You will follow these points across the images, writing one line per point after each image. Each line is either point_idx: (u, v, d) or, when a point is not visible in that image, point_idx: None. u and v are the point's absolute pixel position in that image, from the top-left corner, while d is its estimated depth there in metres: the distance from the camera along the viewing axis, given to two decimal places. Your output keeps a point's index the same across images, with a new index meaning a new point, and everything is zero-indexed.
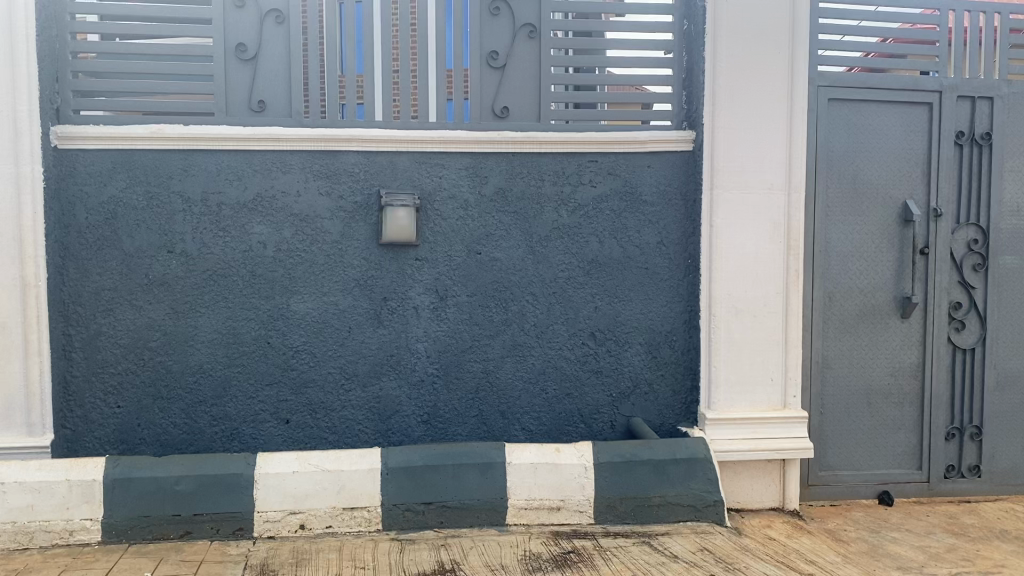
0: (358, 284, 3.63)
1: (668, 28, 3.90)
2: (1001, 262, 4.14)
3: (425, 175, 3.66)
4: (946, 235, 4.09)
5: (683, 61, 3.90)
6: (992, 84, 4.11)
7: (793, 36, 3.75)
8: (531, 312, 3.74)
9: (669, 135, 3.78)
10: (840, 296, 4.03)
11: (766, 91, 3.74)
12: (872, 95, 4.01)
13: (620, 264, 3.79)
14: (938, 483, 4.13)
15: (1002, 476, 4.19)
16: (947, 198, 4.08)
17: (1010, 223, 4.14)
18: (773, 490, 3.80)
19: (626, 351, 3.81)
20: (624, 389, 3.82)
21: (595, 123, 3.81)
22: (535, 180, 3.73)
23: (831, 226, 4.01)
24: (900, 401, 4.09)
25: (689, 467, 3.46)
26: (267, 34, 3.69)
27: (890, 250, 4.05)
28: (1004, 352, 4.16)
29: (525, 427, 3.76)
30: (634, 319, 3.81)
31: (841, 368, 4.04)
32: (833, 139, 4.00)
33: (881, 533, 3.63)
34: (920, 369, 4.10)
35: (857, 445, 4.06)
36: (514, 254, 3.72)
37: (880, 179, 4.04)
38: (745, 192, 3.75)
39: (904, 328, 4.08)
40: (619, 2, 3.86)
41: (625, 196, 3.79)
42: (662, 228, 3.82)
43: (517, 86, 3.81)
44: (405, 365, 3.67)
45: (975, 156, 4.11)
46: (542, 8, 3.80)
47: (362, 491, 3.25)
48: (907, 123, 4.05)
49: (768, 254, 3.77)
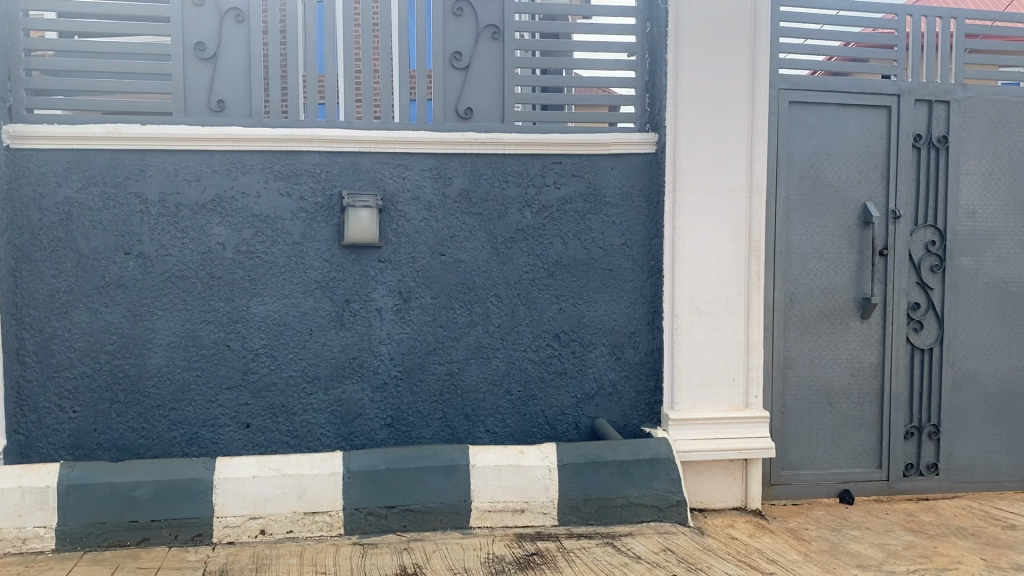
0: (320, 286, 3.59)
1: (631, 30, 3.91)
2: (958, 263, 4.21)
3: (388, 176, 3.63)
4: (904, 237, 4.15)
5: (647, 63, 3.91)
6: (948, 88, 4.17)
7: (755, 40, 3.78)
8: (495, 314, 3.73)
9: (633, 137, 3.79)
10: (801, 297, 4.07)
11: (728, 94, 3.77)
12: (832, 98, 4.05)
13: (584, 265, 3.80)
14: (898, 481, 4.19)
15: (959, 474, 4.25)
16: (905, 200, 4.14)
17: (966, 225, 4.22)
18: (736, 490, 3.82)
19: (590, 353, 3.81)
20: (589, 390, 3.82)
21: (560, 125, 3.82)
22: (499, 182, 3.72)
23: (792, 228, 4.05)
24: (860, 400, 4.14)
25: (653, 467, 3.47)
26: (227, 33, 3.64)
27: (850, 252, 4.10)
28: (961, 351, 4.23)
29: (489, 429, 3.75)
30: (598, 320, 3.81)
31: (803, 368, 4.08)
32: (794, 141, 4.04)
33: (842, 531, 3.67)
34: (879, 368, 4.16)
35: (818, 444, 4.11)
36: (478, 256, 3.71)
37: (840, 181, 4.09)
38: (708, 194, 3.77)
39: (864, 329, 4.14)
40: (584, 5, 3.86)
41: (588, 197, 3.79)
42: (626, 229, 3.83)
43: (481, 87, 3.80)
44: (368, 368, 3.65)
45: (933, 158, 4.18)
46: (506, 9, 3.79)
47: (323, 495, 3.22)
48: (866, 127, 4.11)
49: (730, 255, 3.80)
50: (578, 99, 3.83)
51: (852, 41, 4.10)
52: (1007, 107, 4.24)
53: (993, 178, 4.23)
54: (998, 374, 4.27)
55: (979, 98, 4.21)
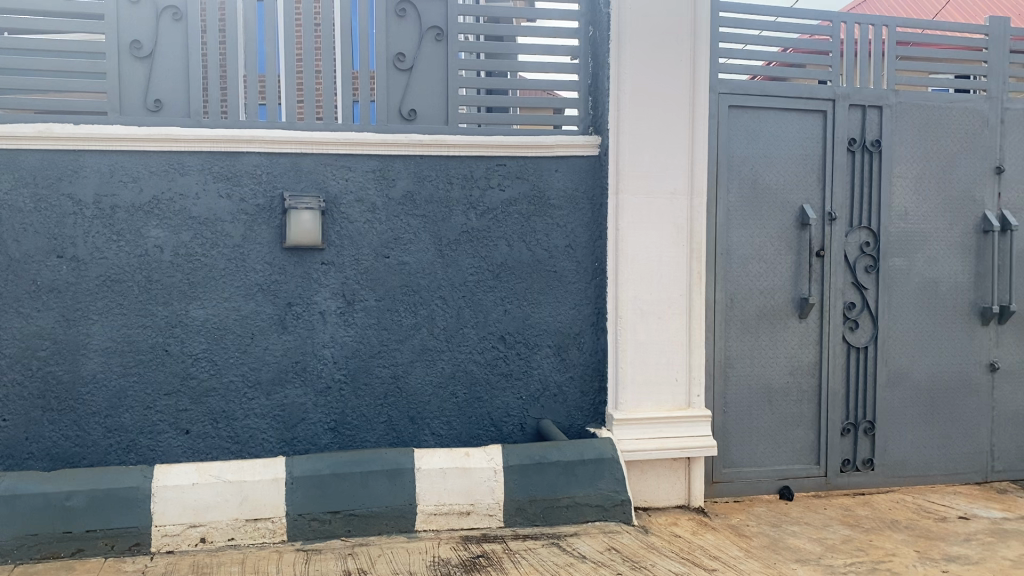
0: (262, 289, 3.54)
1: (574, 34, 3.94)
2: (891, 263, 4.34)
3: (330, 178, 3.59)
4: (839, 239, 4.26)
5: (590, 66, 3.94)
6: (880, 94, 4.29)
7: (695, 45, 3.84)
8: (440, 316, 3.72)
9: (577, 140, 3.81)
10: (741, 297, 4.14)
11: (669, 98, 3.82)
12: (770, 103, 4.14)
13: (529, 267, 3.81)
14: (836, 477, 4.29)
15: (894, 468, 4.38)
16: (841, 203, 4.25)
17: (899, 227, 4.34)
18: (679, 488, 3.88)
19: (536, 354, 3.83)
20: (534, 391, 3.83)
21: (506, 127, 3.83)
22: (443, 184, 3.71)
23: (733, 230, 4.12)
24: (798, 398, 4.24)
25: (597, 467, 3.50)
26: (164, 31, 3.57)
27: (788, 253, 4.19)
28: (895, 350, 4.35)
29: (434, 432, 3.74)
30: (543, 322, 3.83)
31: (743, 367, 4.16)
32: (734, 145, 4.11)
33: (782, 527, 3.75)
34: (817, 367, 4.26)
35: (758, 442, 4.19)
36: (423, 258, 3.69)
37: (778, 184, 4.17)
38: (650, 196, 3.82)
39: (802, 328, 4.23)
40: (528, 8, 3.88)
41: (533, 199, 3.81)
42: (571, 231, 3.84)
43: (424, 88, 3.79)
44: (311, 371, 3.60)
45: (866, 162, 4.29)
46: (450, 11, 3.79)
47: (265, 502, 3.17)
48: (803, 131, 4.20)
49: (672, 256, 3.85)
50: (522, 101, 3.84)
51: (789, 47, 4.19)
52: (936, 113, 4.38)
53: (924, 181, 4.37)
54: (929, 371, 4.40)
55: (910, 103, 4.34)
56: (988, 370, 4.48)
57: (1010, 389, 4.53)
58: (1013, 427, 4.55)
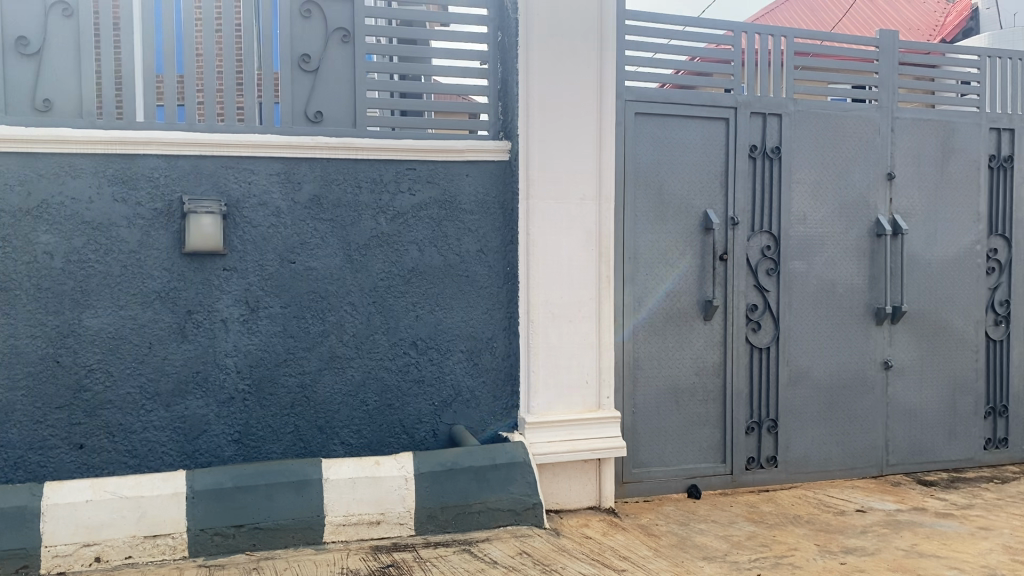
0: (161, 297, 3.41)
1: (482, 39, 3.94)
2: (791, 266, 4.48)
3: (233, 181, 3.49)
4: (742, 243, 4.37)
5: (499, 71, 3.95)
6: (780, 102, 4.43)
7: (602, 52, 3.89)
8: (349, 323, 3.66)
9: (486, 144, 3.81)
10: (649, 300, 4.21)
11: (576, 104, 3.86)
12: (675, 110, 4.22)
13: (439, 272, 3.78)
14: (741, 474, 4.41)
15: (796, 465, 4.52)
16: (743, 208, 4.37)
17: (798, 231, 4.49)
18: (590, 490, 3.91)
19: (447, 360, 3.80)
20: (446, 397, 3.80)
21: (420, 131, 3.82)
22: (351, 188, 3.65)
23: (640, 234, 4.19)
24: (704, 398, 4.33)
25: (509, 472, 3.49)
26: (53, 26, 3.41)
27: (694, 257, 4.29)
28: (796, 350, 4.50)
29: (343, 440, 3.67)
30: (454, 327, 3.81)
31: (651, 369, 4.23)
32: (641, 151, 4.18)
33: (690, 525, 3.83)
34: (722, 367, 4.36)
35: (667, 442, 4.26)
36: (330, 263, 3.63)
37: (683, 189, 4.26)
38: (559, 201, 3.84)
39: (707, 330, 4.33)
40: (440, 12, 3.86)
41: (443, 204, 3.78)
42: (481, 235, 3.83)
43: (330, 90, 3.72)
44: (214, 381, 3.50)
45: (767, 168, 4.42)
46: (356, 13, 3.73)
47: (165, 517, 3.06)
48: (707, 138, 4.30)
49: (582, 260, 3.88)
50: (431, 105, 3.81)
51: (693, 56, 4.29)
52: (832, 121, 4.54)
53: (821, 187, 4.53)
54: (828, 370, 4.57)
55: (808, 112, 4.50)
56: (882, 368, 4.68)
57: (902, 386, 4.73)
58: (906, 422, 4.76)
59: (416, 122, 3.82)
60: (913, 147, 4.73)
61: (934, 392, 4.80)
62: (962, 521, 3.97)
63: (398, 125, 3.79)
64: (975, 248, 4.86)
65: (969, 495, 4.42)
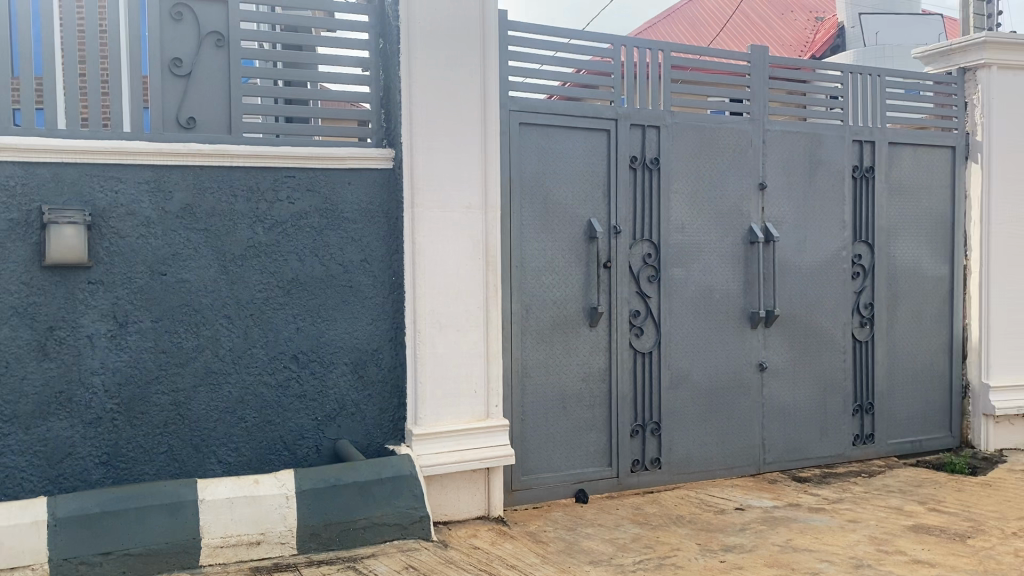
0: (18, 313, 3.21)
1: (364, 46, 3.88)
2: (672, 273, 4.61)
3: (98, 190, 3.32)
4: (625, 251, 4.46)
5: (381, 79, 3.89)
6: (658, 114, 4.56)
7: (484, 62, 3.90)
8: (226, 337, 3.53)
9: (369, 152, 3.76)
10: (535, 308, 4.24)
11: (460, 113, 3.85)
12: (558, 120, 4.27)
13: (321, 283, 3.70)
14: (627, 477, 4.49)
15: (679, 466, 4.64)
16: (625, 216, 4.47)
17: (677, 239, 4.62)
18: (479, 500, 3.90)
19: (330, 373, 3.72)
20: (330, 411, 3.72)
21: (308, 138, 3.72)
22: (227, 197, 3.53)
23: (526, 243, 4.21)
24: (591, 404, 4.40)
25: (395, 485, 3.44)
26: None
27: (578, 265, 4.35)
28: (677, 354, 4.62)
29: (222, 459, 3.54)
30: (337, 339, 3.73)
31: (539, 377, 4.25)
32: (525, 160, 4.21)
33: (577, 530, 3.87)
34: (607, 373, 4.43)
35: (554, 448, 4.29)
36: (205, 275, 3.49)
37: (567, 198, 4.32)
38: (444, 210, 3.82)
39: (593, 337, 4.40)
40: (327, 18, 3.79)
41: (325, 213, 3.70)
42: (365, 245, 3.77)
43: (203, 95, 3.59)
44: (79, 402, 3.31)
45: (647, 178, 4.53)
46: (231, 17, 3.62)
47: (23, 547, 2.87)
48: (589, 148, 4.38)
49: (467, 269, 3.88)
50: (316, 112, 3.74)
51: (576, 68, 4.36)
52: (708, 133, 4.70)
53: (699, 196, 4.68)
54: (708, 373, 4.71)
55: (685, 124, 4.64)
56: (758, 370, 4.86)
57: (777, 387, 4.93)
58: (781, 421, 4.96)
59: (303, 128, 3.71)
60: (783, 158, 4.95)
61: (806, 392, 5.03)
62: (832, 514, 4.16)
63: (282, 131, 3.68)
64: (841, 254, 5.12)
65: (839, 489, 4.64)
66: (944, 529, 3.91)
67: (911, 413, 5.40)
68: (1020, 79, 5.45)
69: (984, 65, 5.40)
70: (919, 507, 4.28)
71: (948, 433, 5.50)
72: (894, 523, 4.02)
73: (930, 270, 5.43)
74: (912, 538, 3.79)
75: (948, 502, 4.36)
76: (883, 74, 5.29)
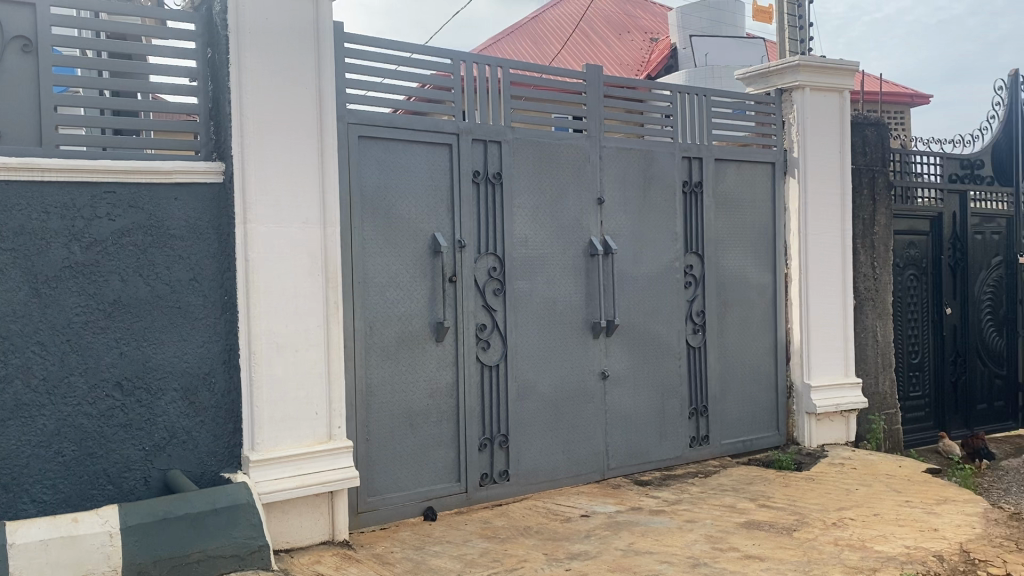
0: None
1: (190, 55, 3.70)
2: (516, 285, 4.66)
3: None
4: (469, 264, 4.47)
5: (209, 90, 3.73)
6: (498, 129, 4.60)
7: (319, 75, 3.82)
8: (39, 365, 3.26)
9: (197, 165, 3.58)
10: (379, 325, 4.17)
11: (294, 126, 3.74)
12: (399, 134, 4.23)
13: (147, 304, 3.49)
14: (476, 491, 4.48)
15: (527, 476, 4.68)
16: (468, 230, 4.47)
17: (521, 252, 4.68)
18: (322, 524, 3.78)
19: (159, 400, 3.51)
20: (159, 440, 3.50)
21: (140, 152, 3.54)
22: (37, 214, 3.27)
23: (369, 258, 4.14)
24: (438, 419, 4.36)
25: (230, 515, 3.27)
26: None
27: (423, 280, 4.32)
28: (522, 365, 4.67)
29: (35, 498, 3.26)
30: (166, 363, 3.52)
31: (384, 394, 4.18)
32: (366, 173, 4.13)
33: (424, 548, 3.82)
34: (453, 388, 4.42)
35: (401, 466, 4.23)
36: (12, 299, 3.22)
37: (409, 213, 4.28)
38: (280, 226, 3.70)
39: (439, 351, 4.37)
40: (157, 26, 3.59)
41: (149, 230, 3.50)
42: (194, 263, 3.59)
43: (8, 105, 3.32)
44: None
45: (488, 192, 4.56)
46: (41, 21, 3.36)
47: None
48: (430, 162, 4.36)
49: (306, 287, 3.77)
50: (148, 124, 3.52)
51: (419, 83, 4.35)
52: (547, 149, 4.79)
53: (540, 210, 4.76)
54: (552, 383, 4.79)
55: (525, 139, 4.71)
56: (601, 379, 4.99)
57: (619, 394, 5.08)
58: (624, 427, 5.11)
59: (134, 141, 3.52)
60: (620, 173, 5.11)
61: (646, 398, 5.21)
62: (672, 516, 4.31)
63: (111, 143, 3.46)
64: (675, 265, 5.35)
65: (678, 491, 4.83)
66: (773, 524, 4.14)
67: (742, 414, 5.69)
68: (829, 101, 5.89)
69: (798, 87, 5.81)
70: (750, 504, 4.52)
71: (775, 431, 5.85)
72: (728, 521, 4.22)
73: (756, 278, 5.76)
74: (744, 535, 3.98)
75: (776, 497, 4.63)
76: (708, 93, 5.58)
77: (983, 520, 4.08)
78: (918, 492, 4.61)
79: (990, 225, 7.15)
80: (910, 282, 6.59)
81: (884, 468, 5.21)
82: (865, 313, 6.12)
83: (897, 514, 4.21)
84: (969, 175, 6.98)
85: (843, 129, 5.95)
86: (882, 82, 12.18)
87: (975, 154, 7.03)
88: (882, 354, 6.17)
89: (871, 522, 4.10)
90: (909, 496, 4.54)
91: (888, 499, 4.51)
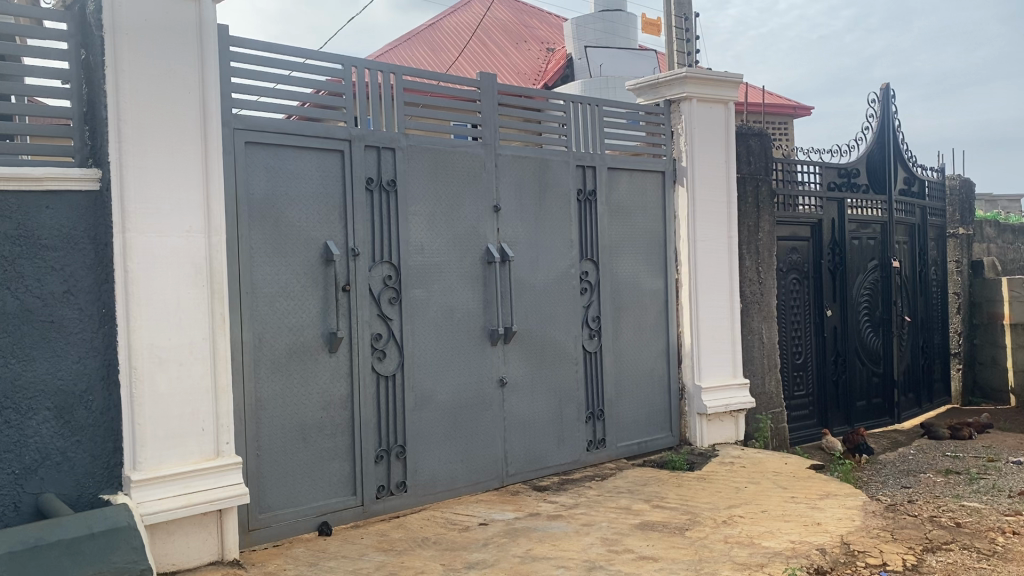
0: None
1: (63, 56, 3.52)
2: (412, 294, 4.61)
3: None
4: (363, 273, 4.40)
5: (84, 93, 3.56)
6: (391, 136, 4.56)
7: (203, 78, 3.69)
8: None
9: (71, 172, 3.41)
10: (269, 336, 4.05)
11: (177, 131, 3.60)
12: (289, 141, 4.13)
13: (15, 318, 3.30)
14: (372, 503, 4.41)
15: (424, 487, 4.64)
16: (362, 238, 4.40)
17: (416, 260, 4.64)
18: (211, 544, 3.65)
19: (30, 420, 3.32)
20: (30, 462, 3.31)
21: (12, 158, 3.36)
22: None
23: (257, 268, 4.02)
24: (332, 432, 4.27)
25: (108, 539, 3.11)
26: None
27: (315, 289, 4.22)
28: (419, 375, 4.63)
29: None
30: (38, 381, 3.34)
31: (275, 408, 4.07)
32: (254, 181, 4.02)
33: (319, 564, 3.73)
34: (348, 399, 4.34)
35: (294, 481, 4.12)
36: None
37: (300, 221, 4.18)
38: (162, 235, 3.55)
39: (332, 362, 4.28)
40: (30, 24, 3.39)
41: (18, 240, 3.31)
42: (68, 275, 3.42)
43: None
44: None
45: (383, 200, 4.50)
46: None
47: None
48: (322, 169, 4.27)
49: (191, 298, 3.63)
50: (24, 128, 3.32)
51: (312, 88, 4.27)
52: (442, 156, 4.77)
53: (435, 217, 4.73)
54: (450, 392, 4.76)
55: (419, 146, 4.67)
56: (498, 386, 4.99)
57: (517, 401, 5.10)
58: (522, 434, 5.12)
59: (8, 147, 3.36)
60: (515, 181, 5.14)
61: (544, 404, 5.24)
62: (569, 520, 4.35)
63: None
64: (570, 271, 5.41)
65: (575, 495, 4.88)
66: (666, 524, 4.23)
67: (637, 417, 5.80)
68: (715, 111, 6.09)
69: (685, 98, 5.98)
70: (645, 505, 4.60)
71: (668, 433, 5.98)
72: (623, 523, 4.28)
73: (648, 284, 5.89)
74: (639, 536, 4.05)
75: (669, 498, 4.73)
76: (601, 103, 5.68)
77: (861, 513, 4.27)
78: (803, 488, 4.79)
79: (865, 231, 7.53)
80: (793, 286, 6.87)
81: (771, 465, 5.40)
82: (752, 316, 6.34)
83: (783, 510, 4.37)
84: (846, 183, 7.34)
85: (729, 139, 6.16)
86: (764, 94, 12.71)
87: (851, 163, 7.39)
88: (768, 356, 6.40)
89: (759, 519, 4.23)
90: (794, 492, 4.72)
91: (775, 496, 4.67)
